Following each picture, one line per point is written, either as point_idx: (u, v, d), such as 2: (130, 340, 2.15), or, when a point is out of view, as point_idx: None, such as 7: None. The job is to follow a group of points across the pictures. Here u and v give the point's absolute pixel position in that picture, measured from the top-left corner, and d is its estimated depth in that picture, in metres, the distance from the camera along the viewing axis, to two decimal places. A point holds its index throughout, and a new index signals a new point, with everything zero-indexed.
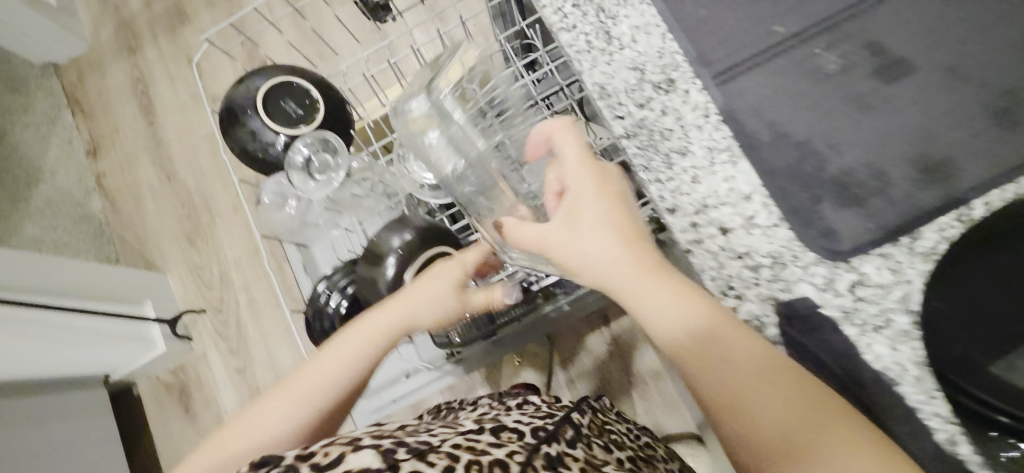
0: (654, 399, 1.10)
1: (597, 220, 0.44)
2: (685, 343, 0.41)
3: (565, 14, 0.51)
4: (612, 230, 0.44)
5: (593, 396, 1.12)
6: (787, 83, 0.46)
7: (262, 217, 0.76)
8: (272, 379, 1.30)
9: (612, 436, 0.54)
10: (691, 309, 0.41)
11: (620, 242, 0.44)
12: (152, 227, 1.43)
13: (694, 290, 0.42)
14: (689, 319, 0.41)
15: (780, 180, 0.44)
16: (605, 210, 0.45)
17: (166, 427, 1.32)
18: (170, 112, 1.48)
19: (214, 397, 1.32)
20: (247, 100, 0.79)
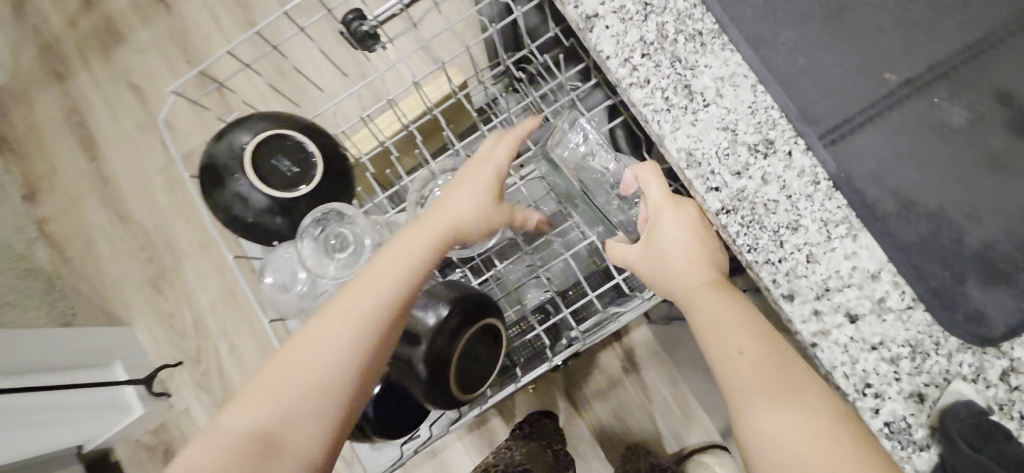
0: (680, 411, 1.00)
1: (678, 240, 0.48)
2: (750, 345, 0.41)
3: (634, 65, 0.43)
4: (691, 253, 0.48)
5: (614, 418, 1.00)
6: (906, 142, 0.40)
7: (267, 301, 0.64)
8: None
9: None
10: (750, 334, 0.42)
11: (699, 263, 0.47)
12: (109, 275, 1.23)
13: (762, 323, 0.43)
14: (743, 346, 0.41)
15: (914, 257, 0.39)
16: (682, 237, 0.48)
17: None
18: (114, 144, 1.27)
19: None
20: (232, 160, 0.67)
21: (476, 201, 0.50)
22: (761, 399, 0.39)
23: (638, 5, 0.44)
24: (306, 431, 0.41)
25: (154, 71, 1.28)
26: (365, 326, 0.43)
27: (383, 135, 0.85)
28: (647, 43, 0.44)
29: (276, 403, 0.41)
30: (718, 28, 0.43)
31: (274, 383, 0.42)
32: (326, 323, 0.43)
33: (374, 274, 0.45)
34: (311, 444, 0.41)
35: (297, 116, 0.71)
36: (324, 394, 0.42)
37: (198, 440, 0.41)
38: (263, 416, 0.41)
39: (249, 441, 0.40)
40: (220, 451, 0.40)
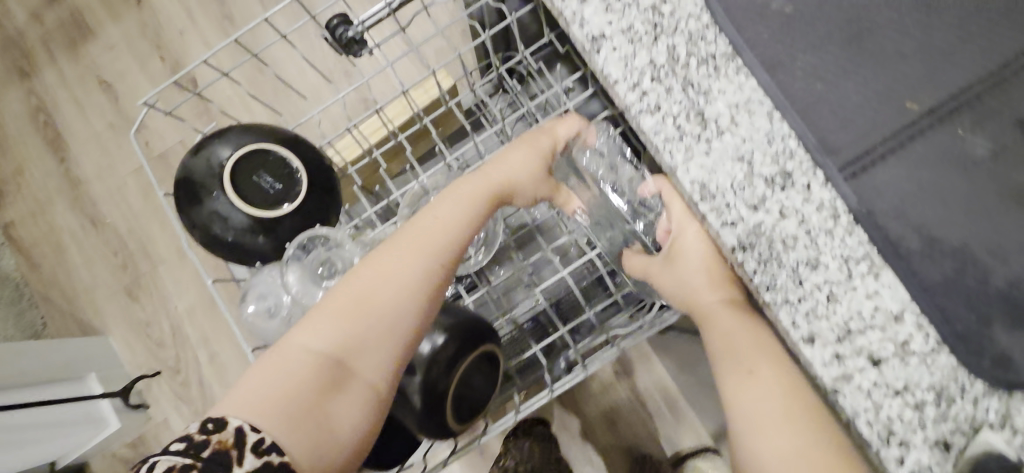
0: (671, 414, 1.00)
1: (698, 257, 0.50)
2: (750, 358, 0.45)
3: (644, 91, 0.41)
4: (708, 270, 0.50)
5: (607, 420, 1.01)
6: (931, 175, 0.38)
7: (250, 329, 0.60)
8: None
9: None
10: (762, 355, 0.45)
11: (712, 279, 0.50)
12: (81, 283, 1.17)
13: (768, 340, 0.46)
14: (755, 368, 0.44)
15: (939, 298, 0.37)
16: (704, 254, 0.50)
17: None
18: (83, 145, 1.21)
19: None
20: (208, 177, 0.62)
21: (524, 168, 0.56)
22: (763, 404, 0.42)
23: (647, 25, 0.41)
24: (370, 359, 0.46)
25: (125, 67, 1.22)
26: (426, 269, 0.49)
27: (370, 144, 0.82)
28: (658, 67, 0.41)
29: (345, 331, 0.46)
30: (732, 51, 0.41)
31: (342, 313, 0.46)
32: (392, 262, 0.48)
33: (433, 222, 0.51)
34: (374, 372, 0.46)
35: (278, 127, 0.66)
36: (388, 328, 0.47)
37: (268, 359, 0.45)
38: (333, 341, 0.45)
39: (320, 364, 0.45)
40: (293, 372, 0.44)
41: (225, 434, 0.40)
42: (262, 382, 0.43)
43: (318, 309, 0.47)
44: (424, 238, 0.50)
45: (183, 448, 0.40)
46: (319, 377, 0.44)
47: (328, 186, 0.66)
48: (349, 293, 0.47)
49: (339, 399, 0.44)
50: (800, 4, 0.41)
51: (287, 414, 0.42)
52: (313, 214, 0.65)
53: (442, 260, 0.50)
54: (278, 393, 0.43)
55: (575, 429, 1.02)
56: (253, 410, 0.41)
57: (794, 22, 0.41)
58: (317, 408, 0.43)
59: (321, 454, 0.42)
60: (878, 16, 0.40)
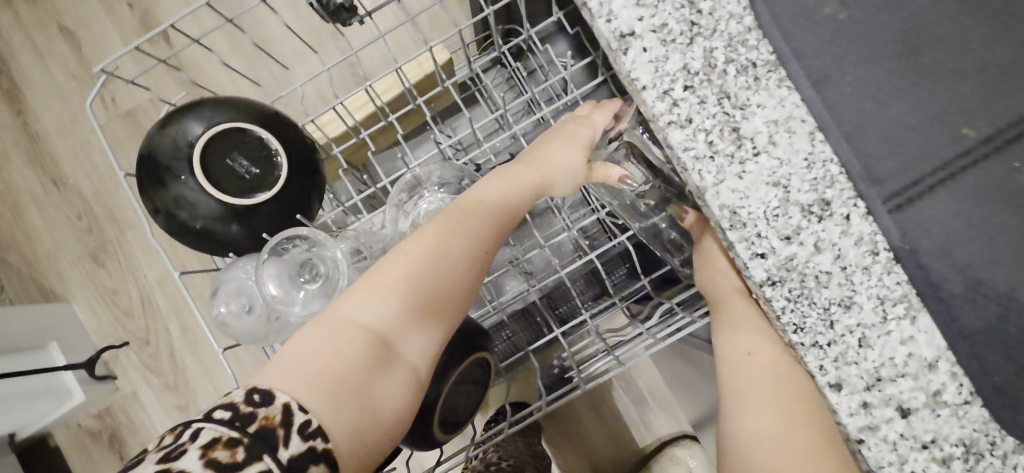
0: (655, 403, 0.99)
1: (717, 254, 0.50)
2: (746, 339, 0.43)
3: (675, 100, 0.37)
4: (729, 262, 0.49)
5: (591, 405, 1.00)
6: (983, 211, 0.35)
7: (222, 327, 0.55)
8: None
9: None
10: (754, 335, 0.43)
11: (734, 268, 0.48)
12: (42, 245, 1.10)
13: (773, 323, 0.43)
14: (749, 346, 0.42)
15: (978, 347, 0.34)
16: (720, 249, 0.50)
17: None
18: (42, 97, 1.11)
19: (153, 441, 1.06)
20: (175, 157, 0.55)
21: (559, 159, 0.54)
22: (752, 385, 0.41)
23: (683, 24, 0.37)
24: (415, 342, 0.44)
25: (89, 14, 1.11)
26: (475, 253, 0.47)
27: (356, 121, 0.76)
28: (692, 73, 0.37)
29: (394, 311, 0.43)
30: (775, 59, 0.37)
31: (392, 292, 0.44)
32: (443, 243, 0.46)
33: (482, 203, 0.49)
34: (418, 355, 0.45)
35: (255, 103, 0.59)
36: (438, 307, 0.46)
37: (313, 332, 0.41)
38: (381, 319, 0.43)
39: (367, 344, 0.42)
40: (341, 350, 0.41)
41: (272, 409, 0.37)
42: (310, 357, 0.40)
43: (363, 283, 0.44)
44: (476, 218, 0.48)
45: (228, 417, 0.37)
46: (366, 357, 0.42)
47: (310, 170, 0.60)
48: (401, 272, 0.44)
49: (385, 380, 0.43)
50: (855, 9, 0.37)
51: (337, 393, 0.40)
52: (293, 202, 0.59)
53: (489, 244, 0.48)
54: (325, 371, 0.40)
55: (559, 413, 1.00)
56: (300, 388, 0.39)
57: (847, 31, 0.36)
58: (364, 389, 0.41)
59: (364, 436, 0.40)
60: (938, 27, 0.36)
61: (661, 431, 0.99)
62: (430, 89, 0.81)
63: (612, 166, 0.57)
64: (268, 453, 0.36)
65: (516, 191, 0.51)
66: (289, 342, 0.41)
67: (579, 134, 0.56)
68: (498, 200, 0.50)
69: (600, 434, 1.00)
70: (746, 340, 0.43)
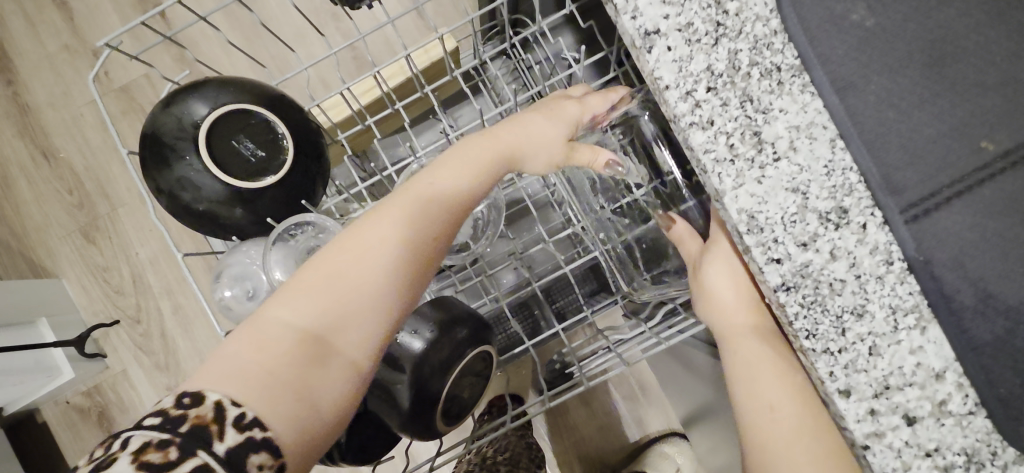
0: (646, 399, 1.00)
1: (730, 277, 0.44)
2: (773, 396, 0.38)
3: (697, 101, 0.36)
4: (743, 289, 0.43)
5: (582, 398, 1.00)
6: (999, 225, 0.35)
7: (225, 311, 0.54)
8: None
9: None
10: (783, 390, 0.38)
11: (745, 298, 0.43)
12: (32, 218, 1.08)
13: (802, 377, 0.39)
14: (776, 404, 0.38)
15: (986, 359, 0.35)
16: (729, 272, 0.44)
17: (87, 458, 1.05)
18: (35, 68, 1.09)
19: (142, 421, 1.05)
20: (179, 137, 0.54)
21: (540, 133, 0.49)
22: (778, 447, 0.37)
23: (709, 25, 0.36)
24: (358, 333, 0.40)
25: None
26: (419, 235, 0.42)
27: (361, 106, 0.74)
28: (716, 74, 0.36)
29: (330, 300, 0.39)
30: (799, 64, 0.36)
31: (326, 281, 0.40)
32: (381, 227, 0.42)
33: (428, 186, 0.44)
34: (362, 348, 0.40)
35: (261, 85, 0.58)
36: (384, 294, 0.41)
37: (243, 330, 0.38)
38: (316, 310, 0.39)
39: (302, 337, 0.38)
40: (273, 345, 0.37)
41: (203, 408, 0.34)
42: (240, 354, 0.37)
43: (299, 276, 0.40)
44: (421, 202, 0.43)
45: (158, 422, 0.34)
46: (301, 350, 0.38)
47: (314, 155, 0.59)
48: (336, 259, 0.40)
49: (325, 375, 0.38)
50: (882, 17, 0.36)
51: (268, 388, 0.36)
52: (298, 187, 0.58)
53: (435, 225, 0.43)
54: (257, 367, 0.36)
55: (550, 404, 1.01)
56: (229, 384, 0.35)
57: (874, 38, 0.36)
58: (301, 383, 0.37)
59: (302, 435, 0.36)
60: (963, 39, 0.36)
61: (651, 427, 1.00)
62: (436, 76, 0.80)
63: (599, 150, 0.51)
64: (202, 452, 0.33)
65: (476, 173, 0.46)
66: (222, 343, 0.38)
67: (565, 110, 0.51)
68: (450, 180, 0.45)
69: (589, 426, 1.00)
70: (771, 393, 0.39)
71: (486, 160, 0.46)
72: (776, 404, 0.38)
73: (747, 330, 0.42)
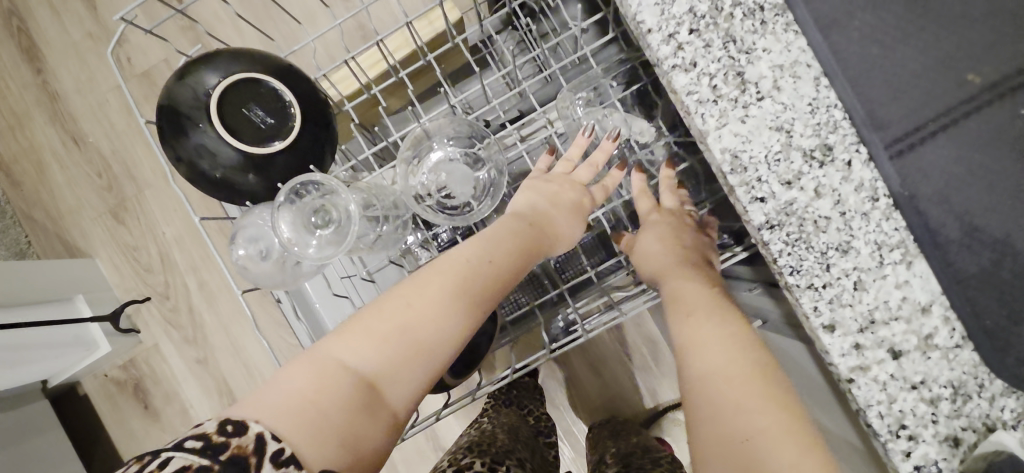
0: (656, 369, 1.01)
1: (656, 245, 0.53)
2: (688, 301, 0.45)
3: (680, 43, 0.37)
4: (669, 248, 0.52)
5: (594, 369, 1.02)
6: (984, 158, 0.35)
7: (240, 271, 0.57)
8: (242, 370, 1.10)
9: (515, 457, 0.74)
10: (704, 302, 0.44)
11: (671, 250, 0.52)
12: (66, 202, 1.13)
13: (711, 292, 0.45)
14: (690, 308, 0.44)
15: (971, 291, 0.35)
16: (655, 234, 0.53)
17: (126, 427, 1.12)
18: (61, 57, 1.13)
19: (175, 392, 1.11)
20: (195, 107, 0.56)
21: (566, 205, 0.54)
22: (698, 336, 0.41)
23: None
24: (406, 387, 0.41)
25: None
26: (474, 305, 0.43)
27: (369, 79, 0.76)
28: (698, 16, 0.37)
29: (384, 355, 0.41)
30: (783, 3, 0.36)
31: (385, 335, 0.41)
32: (443, 288, 0.43)
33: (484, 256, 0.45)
34: (406, 403, 0.41)
35: (271, 56, 0.60)
36: (434, 353, 0.42)
37: (298, 369, 0.39)
38: (370, 362, 0.40)
39: (354, 384, 0.39)
40: (327, 384, 0.38)
41: (245, 439, 0.35)
42: (292, 393, 0.38)
43: (361, 321, 0.41)
44: (480, 270, 0.45)
45: (198, 447, 0.35)
46: (352, 401, 0.38)
47: (323, 122, 0.61)
48: (397, 313, 0.42)
49: (370, 420, 0.39)
50: None
51: (316, 430, 0.37)
52: (306, 153, 0.60)
53: (491, 295, 0.44)
54: (308, 404, 0.37)
55: (563, 375, 1.03)
56: (278, 419, 0.36)
57: None
58: (347, 429, 0.38)
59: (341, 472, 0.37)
60: None
61: (663, 396, 1.01)
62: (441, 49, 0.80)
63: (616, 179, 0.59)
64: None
65: (521, 246, 0.48)
66: (274, 376, 0.39)
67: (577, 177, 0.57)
68: (503, 250, 0.46)
69: (601, 395, 1.02)
70: (687, 301, 0.45)
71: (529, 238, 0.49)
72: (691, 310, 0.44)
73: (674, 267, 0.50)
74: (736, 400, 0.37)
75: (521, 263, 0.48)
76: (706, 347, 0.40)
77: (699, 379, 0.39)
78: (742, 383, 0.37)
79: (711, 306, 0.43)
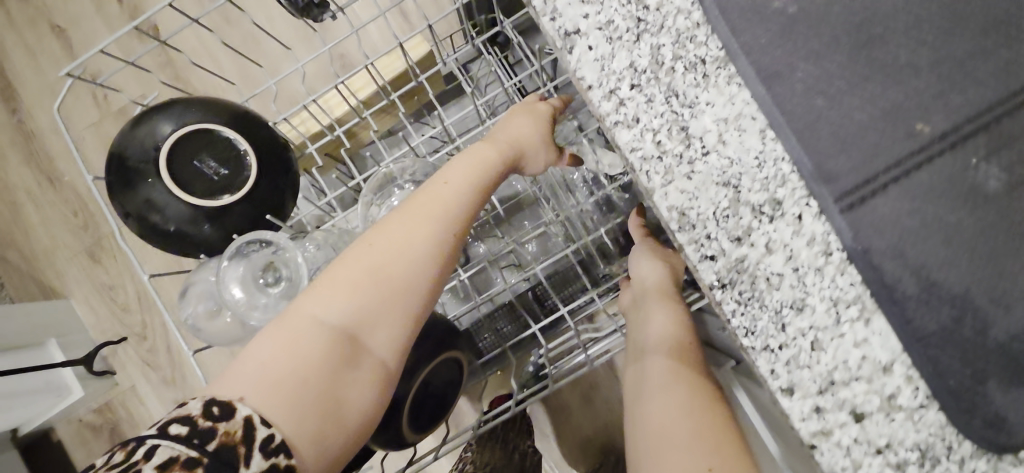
0: None
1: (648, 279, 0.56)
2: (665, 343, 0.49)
3: (622, 99, 0.37)
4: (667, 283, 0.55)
5: (584, 397, 0.98)
6: (937, 210, 0.33)
7: (192, 329, 0.55)
8: None
9: None
10: (674, 348, 0.49)
11: (663, 278, 0.55)
12: (40, 243, 1.10)
13: (685, 336, 0.50)
14: (661, 353, 0.48)
15: (933, 350, 0.33)
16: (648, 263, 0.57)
17: None
18: (35, 96, 1.11)
19: None
20: (143, 159, 0.53)
21: (521, 132, 0.52)
22: (668, 380, 0.46)
23: (630, 21, 0.37)
24: (386, 335, 0.42)
25: (79, 11, 1.10)
26: (440, 238, 0.43)
27: (331, 120, 0.74)
28: (639, 71, 0.36)
29: (356, 306, 0.41)
30: (724, 56, 0.36)
31: (355, 286, 0.41)
32: (409, 227, 0.43)
33: (443, 186, 0.45)
34: (389, 347, 0.42)
35: (229, 103, 0.58)
36: (408, 293, 0.42)
37: (273, 337, 0.39)
38: (343, 315, 0.41)
39: (331, 340, 0.40)
40: (304, 347, 0.39)
41: (233, 424, 0.36)
42: (269, 363, 0.38)
43: (330, 276, 0.42)
44: (448, 202, 0.44)
45: (184, 434, 0.35)
46: (331, 358, 0.40)
47: (281, 169, 0.58)
48: (363, 262, 0.42)
49: (355, 377, 0.40)
50: (806, 2, 0.35)
51: (299, 399, 0.38)
52: (263, 201, 0.57)
53: (458, 226, 0.44)
54: (287, 372, 0.38)
55: (552, 406, 1.00)
56: (260, 397, 0.37)
57: (798, 24, 0.35)
58: (331, 389, 0.39)
59: (329, 433, 0.38)
60: (892, 19, 0.34)
61: None
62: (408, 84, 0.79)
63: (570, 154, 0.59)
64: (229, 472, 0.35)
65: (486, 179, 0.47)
66: (248, 347, 0.39)
67: (537, 108, 0.55)
68: (466, 181, 0.46)
69: (591, 425, 0.98)
70: (660, 347, 0.49)
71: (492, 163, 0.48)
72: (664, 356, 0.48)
73: (654, 301, 0.53)
74: (699, 441, 0.40)
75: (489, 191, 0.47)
76: (674, 391, 0.45)
77: (665, 419, 0.43)
78: (705, 430, 0.41)
79: (683, 354, 0.48)
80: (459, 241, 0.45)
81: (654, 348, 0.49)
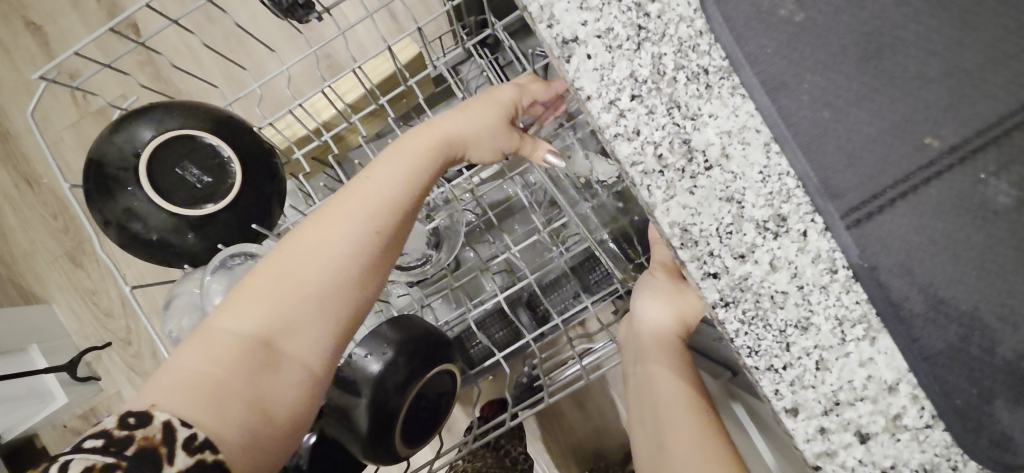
0: None
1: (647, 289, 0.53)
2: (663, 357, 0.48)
3: (622, 110, 0.35)
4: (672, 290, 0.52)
5: (577, 402, 0.97)
6: (947, 226, 0.32)
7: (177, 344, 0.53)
8: None
9: None
10: (674, 359, 0.48)
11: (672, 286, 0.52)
12: (19, 246, 1.07)
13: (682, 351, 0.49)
14: (661, 366, 0.47)
15: (939, 369, 0.32)
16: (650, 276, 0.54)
17: None
18: (12, 95, 1.08)
19: None
20: (122, 167, 0.51)
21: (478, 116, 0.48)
22: (670, 395, 0.45)
23: (630, 29, 0.35)
24: (306, 337, 0.39)
25: (55, 7, 1.06)
26: (361, 234, 0.41)
27: (318, 124, 0.72)
28: (639, 81, 0.35)
29: (273, 310, 0.39)
30: (728, 65, 0.34)
31: (270, 289, 0.39)
32: (325, 227, 0.40)
33: (368, 180, 0.42)
34: (311, 349, 0.39)
35: (212, 108, 0.55)
36: (328, 294, 0.40)
37: (189, 347, 0.38)
38: (257, 320, 0.38)
39: (245, 344, 0.38)
40: (219, 353, 0.37)
41: (150, 429, 0.34)
42: (181, 371, 0.36)
43: (246, 281, 0.40)
44: (369, 198, 0.42)
45: (100, 445, 0.34)
46: (246, 363, 0.37)
47: (266, 176, 0.56)
48: (278, 263, 0.40)
49: (274, 380, 0.38)
50: (814, 11, 0.34)
51: (215, 405, 0.36)
52: (248, 210, 0.54)
53: (381, 220, 0.41)
54: (201, 377, 0.36)
55: (545, 411, 0.99)
56: (173, 403, 0.35)
57: (804, 34, 0.34)
58: (248, 394, 0.37)
59: (246, 439, 0.36)
60: (901, 29, 0.33)
61: None
62: (395, 87, 0.77)
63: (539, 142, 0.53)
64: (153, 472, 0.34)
65: (419, 170, 0.44)
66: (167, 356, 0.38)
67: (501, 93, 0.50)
68: (392, 174, 0.43)
69: (585, 429, 0.97)
70: (662, 361, 0.48)
71: (426, 153, 0.45)
72: (665, 370, 0.47)
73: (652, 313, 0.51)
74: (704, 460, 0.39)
75: (424, 181, 0.44)
76: (680, 408, 0.44)
77: (673, 438, 0.42)
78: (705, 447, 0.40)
79: (683, 367, 0.47)
80: (387, 237, 0.42)
81: (650, 361, 0.48)
